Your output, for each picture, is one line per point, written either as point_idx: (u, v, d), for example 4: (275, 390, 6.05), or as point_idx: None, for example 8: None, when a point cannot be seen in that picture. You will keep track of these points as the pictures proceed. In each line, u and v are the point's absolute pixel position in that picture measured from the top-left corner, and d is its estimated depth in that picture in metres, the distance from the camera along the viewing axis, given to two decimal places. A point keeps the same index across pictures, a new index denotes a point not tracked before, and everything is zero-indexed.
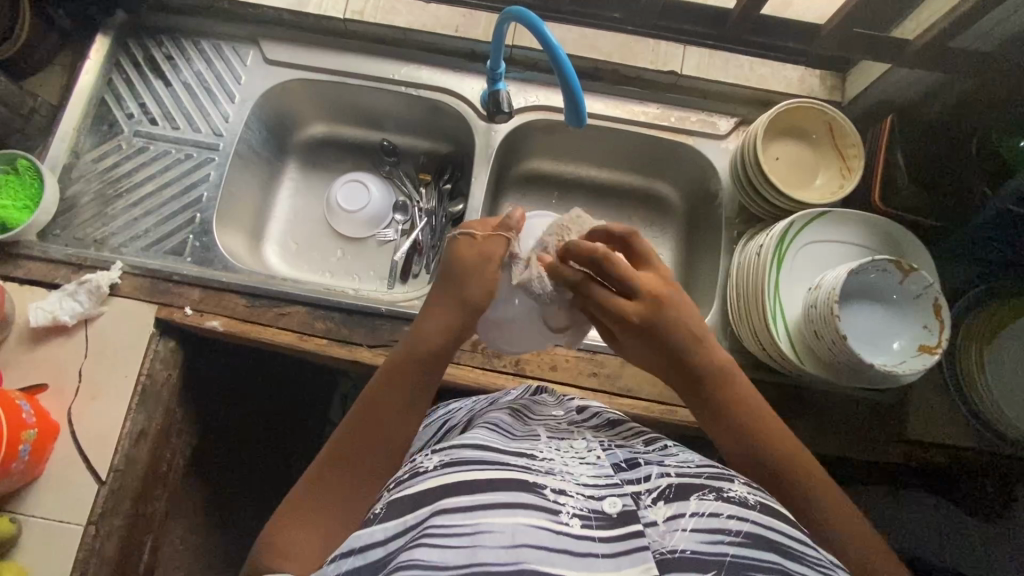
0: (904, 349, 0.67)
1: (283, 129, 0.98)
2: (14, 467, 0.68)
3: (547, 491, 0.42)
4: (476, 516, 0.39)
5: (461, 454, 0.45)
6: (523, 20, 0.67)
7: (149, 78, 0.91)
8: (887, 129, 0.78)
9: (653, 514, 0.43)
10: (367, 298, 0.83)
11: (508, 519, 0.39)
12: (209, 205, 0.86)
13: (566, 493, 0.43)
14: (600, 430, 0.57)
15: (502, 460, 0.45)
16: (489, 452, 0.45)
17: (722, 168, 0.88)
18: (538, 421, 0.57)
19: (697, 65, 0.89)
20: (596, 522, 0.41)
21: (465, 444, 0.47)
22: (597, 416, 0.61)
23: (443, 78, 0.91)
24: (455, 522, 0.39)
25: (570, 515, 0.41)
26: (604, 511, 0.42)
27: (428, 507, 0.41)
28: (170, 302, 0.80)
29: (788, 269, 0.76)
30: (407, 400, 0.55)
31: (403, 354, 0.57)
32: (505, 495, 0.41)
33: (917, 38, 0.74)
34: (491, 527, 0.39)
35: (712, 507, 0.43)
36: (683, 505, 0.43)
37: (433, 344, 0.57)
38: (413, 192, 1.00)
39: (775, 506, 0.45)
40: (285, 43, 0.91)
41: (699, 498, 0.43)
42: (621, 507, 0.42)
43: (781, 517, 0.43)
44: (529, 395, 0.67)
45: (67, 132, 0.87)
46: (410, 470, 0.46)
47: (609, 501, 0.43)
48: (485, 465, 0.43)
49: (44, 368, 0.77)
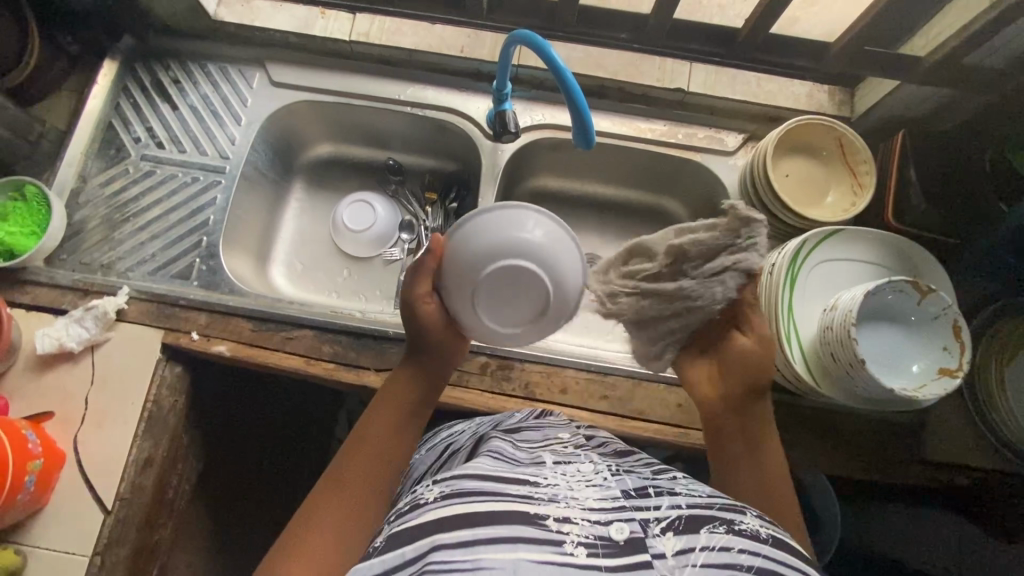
0: (923, 372, 0.65)
1: (290, 150, 0.98)
2: (20, 497, 0.67)
3: (550, 522, 0.41)
4: (477, 552, 0.38)
5: (462, 485, 0.44)
6: (530, 43, 0.67)
7: (155, 103, 0.91)
8: (900, 147, 0.77)
9: (661, 545, 0.41)
10: (374, 320, 0.82)
11: (507, 555, 0.38)
12: (216, 228, 0.86)
13: (571, 520, 0.42)
14: (607, 455, 0.56)
15: (500, 489, 0.44)
16: (488, 482, 0.44)
17: (731, 185, 0.87)
18: (542, 446, 0.56)
19: (704, 82, 0.88)
20: (602, 550, 0.40)
21: (464, 474, 0.45)
22: (608, 446, 0.59)
23: (448, 98, 0.90)
24: (456, 558, 0.38)
25: (575, 544, 0.40)
26: (611, 537, 0.41)
27: (428, 540, 0.40)
28: (177, 328, 0.79)
29: (800, 287, 0.74)
30: (399, 425, 0.59)
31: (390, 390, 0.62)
32: (506, 528, 0.40)
33: (928, 54, 0.74)
34: (491, 563, 0.37)
35: (724, 541, 0.41)
36: (694, 538, 0.41)
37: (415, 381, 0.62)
38: (419, 212, 0.99)
39: (787, 540, 0.44)
40: (291, 66, 0.92)
41: (709, 532, 0.42)
42: (628, 533, 0.41)
43: (793, 554, 0.42)
44: (533, 417, 0.66)
45: (75, 158, 0.87)
46: (411, 501, 0.45)
47: (616, 526, 0.42)
48: (485, 497, 0.42)
49: (52, 395, 0.76)
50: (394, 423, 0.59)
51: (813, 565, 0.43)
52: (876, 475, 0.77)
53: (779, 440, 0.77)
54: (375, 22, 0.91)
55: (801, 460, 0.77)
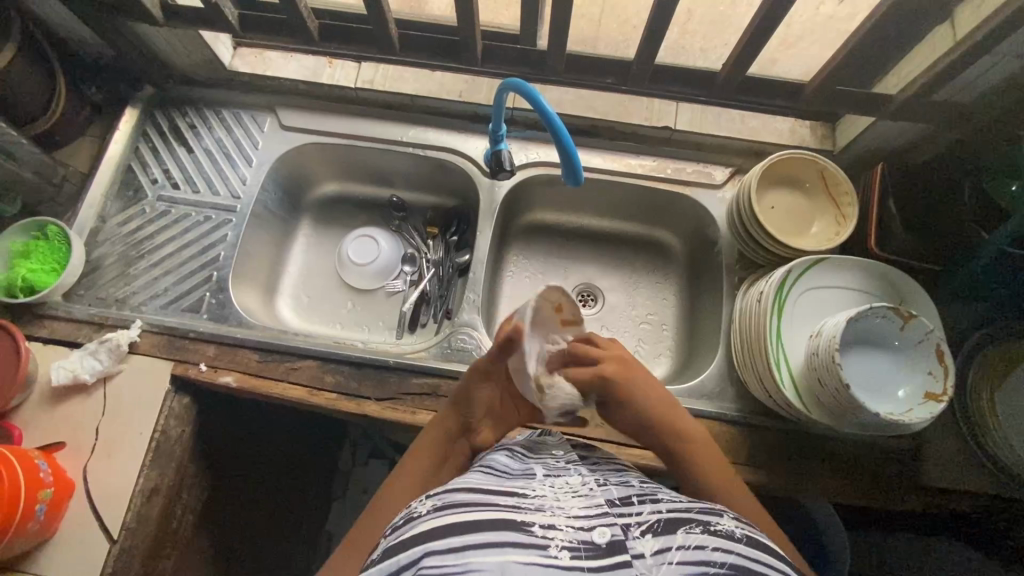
0: (908, 396, 0.67)
1: (298, 188, 1.03)
2: (30, 526, 0.69)
3: (535, 528, 0.43)
4: (467, 556, 0.41)
5: (451, 498, 0.47)
6: (521, 91, 0.71)
7: (172, 146, 0.97)
8: (878, 178, 0.80)
9: (640, 546, 0.43)
10: (377, 350, 0.85)
11: (495, 557, 0.40)
12: (226, 264, 0.90)
13: (555, 527, 0.44)
14: (596, 467, 0.58)
15: (491, 501, 0.46)
16: (478, 493, 0.47)
17: (719, 218, 0.90)
18: (536, 459, 0.59)
19: (690, 120, 0.93)
20: (585, 552, 0.42)
21: (456, 489, 0.49)
22: (599, 461, 0.61)
23: (448, 139, 0.95)
24: (446, 562, 0.40)
25: (559, 548, 0.42)
26: (594, 541, 0.43)
27: (421, 545, 0.42)
28: (186, 359, 0.82)
29: (788, 316, 0.76)
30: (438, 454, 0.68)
31: (423, 439, 0.69)
32: (494, 534, 0.42)
33: (899, 92, 0.77)
34: (480, 566, 0.40)
35: (699, 540, 0.43)
36: (671, 538, 0.44)
37: (444, 432, 0.69)
38: (421, 245, 1.03)
39: (760, 537, 0.46)
40: (300, 110, 0.97)
41: (685, 532, 0.44)
42: (610, 537, 0.43)
43: (767, 550, 0.44)
44: (534, 436, 0.68)
45: (95, 199, 0.92)
46: (405, 515, 0.48)
47: (599, 531, 0.44)
48: (473, 507, 0.45)
49: (64, 426, 0.79)
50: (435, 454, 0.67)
51: (785, 561, 0.45)
52: (873, 503, 0.77)
53: (775, 465, 0.78)
54: (380, 70, 0.98)
55: (800, 488, 0.77)
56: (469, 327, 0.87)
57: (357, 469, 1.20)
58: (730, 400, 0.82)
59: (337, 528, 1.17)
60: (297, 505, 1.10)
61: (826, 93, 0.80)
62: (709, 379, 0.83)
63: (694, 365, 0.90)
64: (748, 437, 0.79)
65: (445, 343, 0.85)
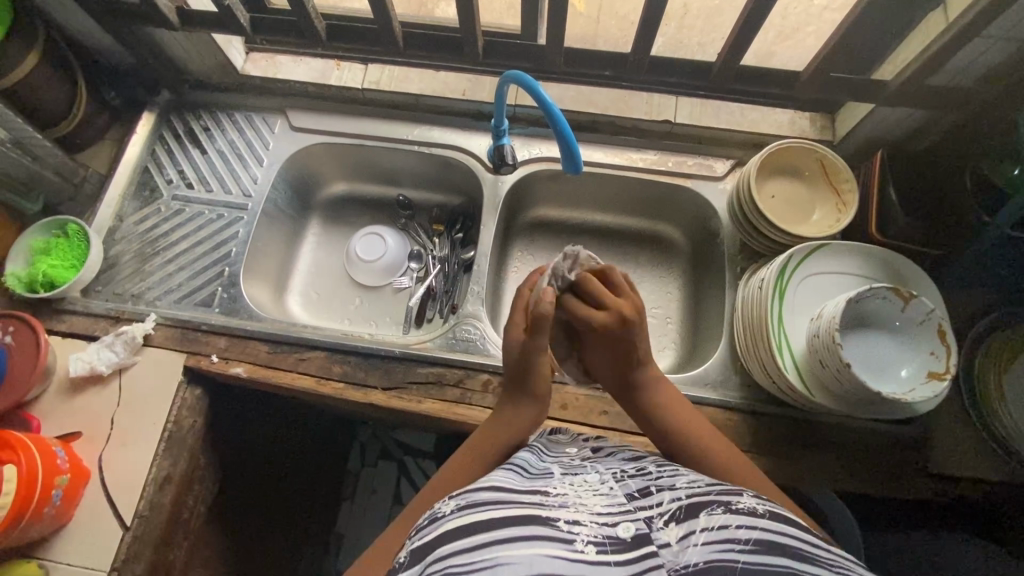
0: (913, 376, 0.67)
1: (307, 189, 1.06)
2: (47, 511, 0.71)
3: (561, 522, 0.44)
4: (496, 551, 0.41)
5: (475, 497, 0.47)
6: (520, 82, 0.73)
7: (187, 147, 1.00)
8: (880, 162, 0.80)
9: (665, 535, 0.44)
10: (383, 341, 0.86)
11: (525, 549, 0.41)
12: (238, 259, 0.93)
13: (580, 523, 0.45)
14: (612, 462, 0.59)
15: (515, 498, 0.47)
16: (500, 492, 0.47)
17: (720, 209, 0.91)
18: (553, 459, 0.60)
19: (690, 114, 0.95)
20: (611, 547, 0.43)
21: (478, 487, 0.49)
22: (611, 452, 0.63)
23: (453, 136, 0.98)
24: (472, 559, 0.41)
25: (585, 542, 0.42)
26: (619, 535, 0.44)
27: (448, 545, 0.43)
28: (198, 351, 0.84)
29: (789, 300, 0.77)
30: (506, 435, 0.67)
31: (495, 424, 0.68)
32: (521, 529, 0.43)
33: (893, 78, 0.78)
34: (509, 559, 0.41)
35: (721, 520, 0.44)
36: (694, 522, 0.44)
37: (520, 424, 0.67)
38: (427, 242, 1.05)
39: (783, 511, 0.46)
40: (308, 111, 1.00)
41: (708, 514, 0.45)
42: (634, 531, 0.44)
43: (791, 522, 0.45)
44: (545, 434, 0.69)
45: (113, 199, 0.96)
46: (429, 516, 0.48)
47: (623, 526, 0.45)
48: (499, 504, 0.46)
49: (81, 416, 0.81)
50: (501, 437, 0.66)
51: (811, 531, 0.45)
52: (879, 491, 0.76)
53: (779, 454, 0.78)
54: (385, 71, 1.01)
55: (802, 477, 0.77)
56: (474, 318, 0.89)
57: (366, 469, 1.21)
58: (734, 388, 0.82)
59: (346, 529, 1.17)
60: (305, 503, 1.11)
61: (821, 80, 0.81)
62: (713, 369, 0.83)
63: (699, 354, 0.90)
64: (752, 425, 0.79)
65: (451, 334, 0.87)
